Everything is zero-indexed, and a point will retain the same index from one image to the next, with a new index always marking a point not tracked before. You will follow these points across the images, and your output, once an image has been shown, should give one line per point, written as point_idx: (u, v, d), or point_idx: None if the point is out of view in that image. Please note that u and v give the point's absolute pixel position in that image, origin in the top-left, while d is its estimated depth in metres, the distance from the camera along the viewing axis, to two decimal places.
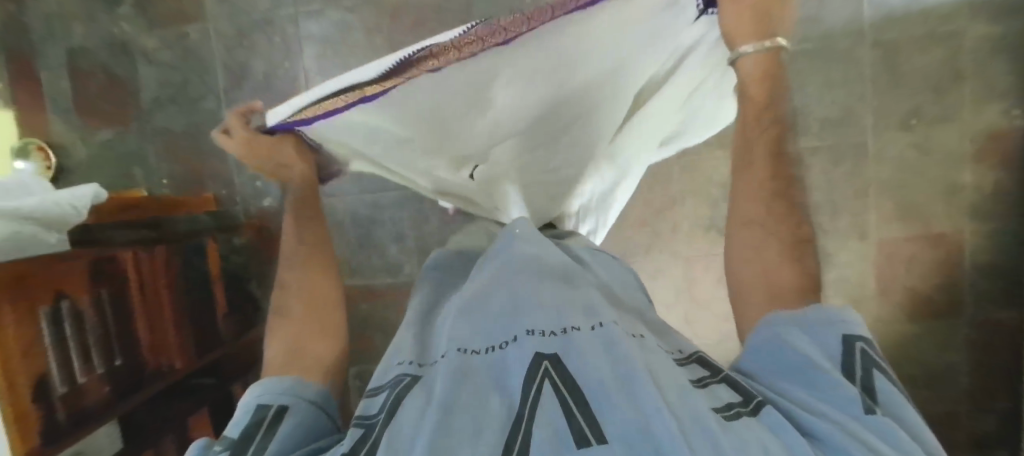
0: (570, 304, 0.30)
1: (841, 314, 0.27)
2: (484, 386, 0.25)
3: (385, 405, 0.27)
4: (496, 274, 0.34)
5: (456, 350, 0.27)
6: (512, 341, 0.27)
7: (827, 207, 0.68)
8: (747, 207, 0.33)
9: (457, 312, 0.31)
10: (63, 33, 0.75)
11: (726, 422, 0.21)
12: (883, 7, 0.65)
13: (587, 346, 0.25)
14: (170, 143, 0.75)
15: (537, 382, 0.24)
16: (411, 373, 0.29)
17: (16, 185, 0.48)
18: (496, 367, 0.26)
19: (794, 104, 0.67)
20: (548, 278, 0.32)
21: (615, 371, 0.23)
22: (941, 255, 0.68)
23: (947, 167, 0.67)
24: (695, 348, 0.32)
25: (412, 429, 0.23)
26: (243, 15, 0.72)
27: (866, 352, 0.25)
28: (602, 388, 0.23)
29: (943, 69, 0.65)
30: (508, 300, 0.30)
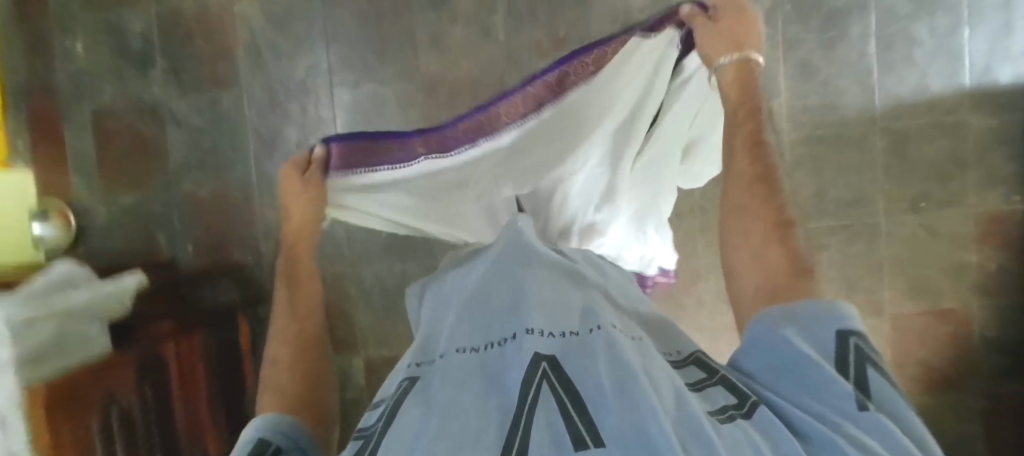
0: (564, 308, 0.28)
1: (833, 307, 0.24)
2: (482, 388, 0.23)
3: (386, 413, 0.26)
4: (491, 271, 0.33)
5: (456, 350, 0.27)
6: (511, 339, 0.26)
7: (845, 283, 0.71)
8: (736, 195, 0.32)
9: (459, 312, 0.30)
10: (91, 94, 0.74)
11: (717, 425, 0.19)
12: (894, 98, 0.69)
13: (588, 349, 0.24)
14: (198, 208, 0.74)
15: (534, 384, 0.22)
16: (410, 376, 0.28)
17: (62, 278, 0.48)
18: (484, 367, 0.24)
19: (814, 185, 0.70)
20: (552, 278, 0.31)
21: (618, 371, 0.21)
22: (950, 331, 0.71)
23: (956, 247, 0.70)
24: (694, 349, 0.30)
25: (410, 427, 0.21)
26: (276, 83, 0.72)
27: (861, 348, 0.22)
28: (599, 391, 0.21)
29: (946, 157, 0.69)
30: (508, 299, 0.29)
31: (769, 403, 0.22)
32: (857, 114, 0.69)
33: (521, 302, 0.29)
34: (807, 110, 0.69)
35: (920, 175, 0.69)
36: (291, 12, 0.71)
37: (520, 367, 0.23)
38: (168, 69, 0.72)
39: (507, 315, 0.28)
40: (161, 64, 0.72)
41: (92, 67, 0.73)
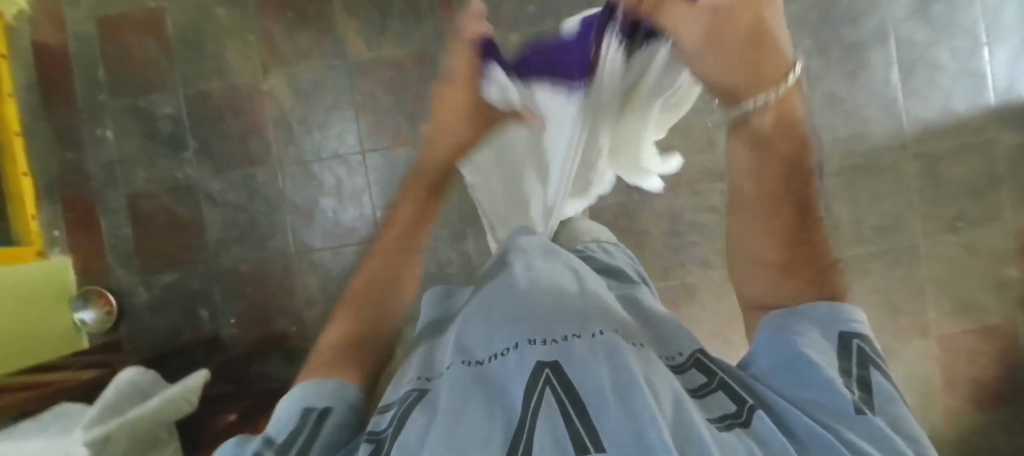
0: (568, 306, 0.24)
1: (841, 311, 0.24)
2: (482, 399, 0.19)
3: (395, 419, 0.22)
4: (493, 288, 0.27)
5: (459, 362, 0.22)
6: (512, 348, 0.21)
7: (889, 307, 0.71)
8: (752, 243, 0.29)
9: (464, 319, 0.26)
10: (124, 179, 0.74)
11: (719, 432, 0.17)
12: (921, 122, 0.69)
13: (590, 352, 0.20)
14: (237, 283, 0.74)
15: (535, 392, 0.18)
16: (418, 388, 0.24)
17: (129, 387, 0.47)
18: (465, 385, 0.20)
19: (850, 213, 0.70)
20: (563, 287, 0.26)
21: (626, 374, 0.18)
22: (997, 346, 0.71)
23: (995, 264, 0.70)
24: (695, 347, 0.27)
25: (413, 439, 0.18)
26: (308, 153, 0.73)
27: (864, 350, 0.22)
28: (601, 397, 0.17)
29: (979, 176, 0.69)
30: (509, 308, 0.24)
31: (769, 406, 0.20)
32: (887, 140, 0.69)
33: (521, 305, 0.24)
34: (837, 138, 0.69)
35: (954, 196, 0.70)
36: (319, 84, 0.73)
37: (519, 380, 0.19)
38: (200, 149, 0.73)
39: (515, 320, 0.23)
40: (193, 145, 0.73)
41: (124, 152, 0.74)
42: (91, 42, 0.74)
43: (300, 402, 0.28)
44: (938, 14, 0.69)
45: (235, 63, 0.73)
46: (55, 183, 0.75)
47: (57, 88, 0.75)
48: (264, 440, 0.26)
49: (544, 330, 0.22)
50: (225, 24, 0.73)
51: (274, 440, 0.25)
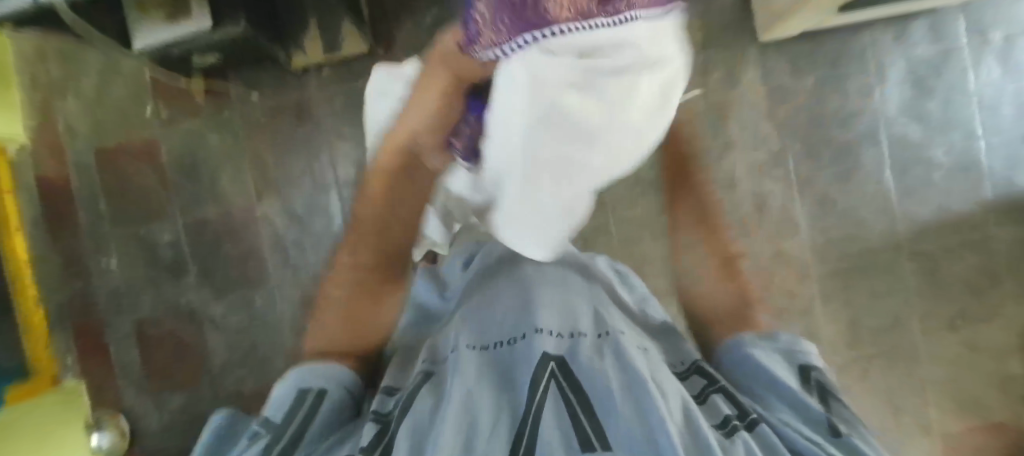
0: (580, 316, 0.35)
1: (800, 347, 0.34)
2: (506, 384, 0.29)
3: (400, 402, 0.30)
4: (510, 283, 0.39)
5: (468, 347, 0.33)
6: (523, 338, 0.32)
7: (891, 409, 0.70)
8: None
9: (481, 316, 0.37)
10: (132, 305, 0.77)
11: (724, 438, 0.24)
12: (916, 222, 0.67)
13: (593, 349, 0.30)
14: (241, 403, 0.76)
15: (544, 383, 0.27)
16: (426, 368, 0.34)
17: None
18: (492, 365, 0.31)
19: (846, 316, 0.69)
20: (560, 289, 0.38)
21: (626, 370, 0.28)
22: (1004, 443, 0.69)
23: (998, 361, 0.68)
24: (695, 358, 0.36)
25: (423, 416, 0.27)
26: (305, 276, 0.74)
27: (822, 381, 0.31)
28: (609, 395, 0.26)
29: (978, 273, 0.67)
30: (522, 309, 0.35)
31: (765, 419, 0.27)
32: (882, 240, 0.67)
33: (532, 308, 0.35)
34: (831, 242, 0.68)
35: (952, 296, 0.68)
36: (312, 207, 0.74)
37: (535, 364, 0.29)
38: (201, 274, 0.76)
39: (532, 317, 0.34)
40: (195, 271, 0.76)
41: (131, 280, 0.77)
42: (91, 172, 0.77)
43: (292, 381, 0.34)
44: (932, 112, 0.66)
45: (230, 189, 0.75)
46: (66, 311, 0.78)
47: (63, 218, 0.78)
48: (264, 423, 0.31)
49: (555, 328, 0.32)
50: (218, 151, 0.74)
51: (272, 422, 0.30)
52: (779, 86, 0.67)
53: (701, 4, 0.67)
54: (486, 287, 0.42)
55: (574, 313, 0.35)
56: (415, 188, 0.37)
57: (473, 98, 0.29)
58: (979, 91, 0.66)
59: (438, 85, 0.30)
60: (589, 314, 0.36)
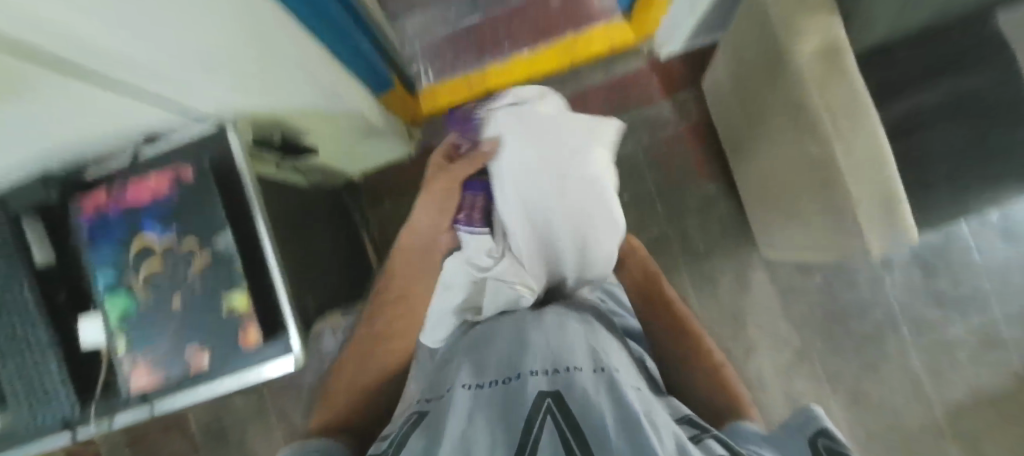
0: (575, 352, 0.36)
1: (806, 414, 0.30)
2: (497, 416, 0.30)
3: (394, 440, 0.32)
4: (511, 326, 0.42)
5: (464, 386, 0.34)
6: (518, 376, 0.34)
7: None
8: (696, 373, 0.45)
9: (473, 362, 0.38)
10: None
11: None
12: (949, 402, 0.67)
13: (587, 383, 0.32)
14: None
15: (541, 418, 0.29)
16: (420, 409, 0.35)
17: None
18: (483, 399, 0.32)
19: None
20: (552, 330, 0.40)
21: (613, 413, 0.29)
22: None
23: None
24: (686, 412, 0.36)
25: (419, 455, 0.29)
26: None
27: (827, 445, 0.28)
28: (603, 435, 0.27)
29: None
30: (515, 350, 0.37)
31: None
32: (920, 427, 0.67)
33: (525, 351, 0.37)
34: (870, 433, 0.67)
35: None
36: None
37: (529, 400, 0.30)
38: None
39: (521, 358, 0.36)
40: None
41: None
42: (118, 443, 0.77)
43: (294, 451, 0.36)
44: (946, 292, 0.67)
45: (259, 445, 0.74)
46: None
47: None
48: None
49: (548, 366, 0.34)
50: (246, 411, 0.75)
51: None
52: (789, 285, 0.68)
53: (700, 218, 0.69)
54: (464, 342, 0.44)
55: (574, 350, 0.36)
56: (435, 268, 0.55)
57: (470, 183, 0.57)
58: (985, 265, 0.67)
59: (448, 178, 0.55)
60: (586, 351, 0.37)
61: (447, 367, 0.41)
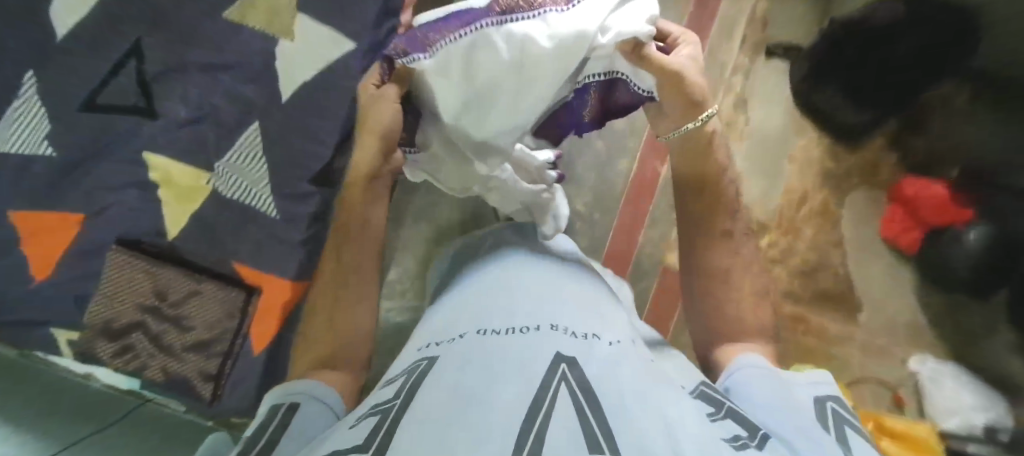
0: (593, 321, 0.30)
1: (811, 379, 0.30)
2: (507, 367, 0.24)
3: (405, 385, 0.25)
4: (523, 262, 0.39)
5: (476, 331, 0.28)
6: (534, 328, 0.28)
7: None
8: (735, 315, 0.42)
9: (493, 302, 0.33)
10: None
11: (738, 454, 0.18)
12: None
13: (605, 353, 0.25)
14: None
15: (553, 380, 0.22)
16: (430, 357, 0.28)
17: None
18: (494, 349, 0.26)
19: None
20: (572, 288, 0.35)
21: (634, 386, 0.22)
22: None
23: None
24: (700, 381, 0.28)
25: (422, 413, 0.21)
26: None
27: (838, 409, 0.27)
28: (623, 410, 0.20)
29: None
30: (535, 298, 0.32)
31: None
32: None
33: (545, 300, 0.32)
34: None
35: None
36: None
37: (541, 365, 0.23)
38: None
39: (537, 310, 0.30)
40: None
41: None
42: None
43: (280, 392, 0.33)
44: None
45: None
46: None
47: None
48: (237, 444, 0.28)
49: (567, 325, 0.28)
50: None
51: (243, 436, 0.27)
52: None
53: None
54: (483, 281, 0.38)
55: (597, 321, 0.30)
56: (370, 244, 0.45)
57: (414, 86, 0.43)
58: None
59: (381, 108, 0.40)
60: (610, 321, 0.31)
61: (456, 314, 0.34)
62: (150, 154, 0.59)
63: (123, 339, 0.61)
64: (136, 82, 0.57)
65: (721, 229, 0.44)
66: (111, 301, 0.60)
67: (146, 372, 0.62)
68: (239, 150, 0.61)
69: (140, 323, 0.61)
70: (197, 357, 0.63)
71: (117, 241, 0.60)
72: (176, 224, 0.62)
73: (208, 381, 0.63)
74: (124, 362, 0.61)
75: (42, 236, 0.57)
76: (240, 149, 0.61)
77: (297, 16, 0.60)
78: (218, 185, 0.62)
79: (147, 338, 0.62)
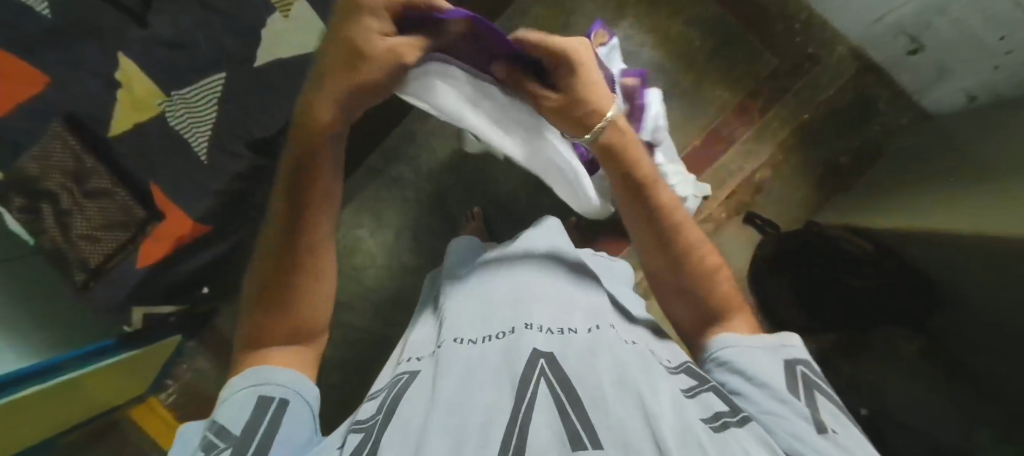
0: (572, 311, 0.32)
1: (788, 341, 0.37)
2: (483, 376, 0.25)
3: (383, 406, 0.27)
4: (519, 250, 0.42)
5: (452, 339, 0.30)
6: (509, 331, 0.29)
7: None
8: (707, 292, 0.43)
9: (467, 306, 0.34)
10: None
11: (718, 436, 0.22)
12: None
13: (582, 344, 0.27)
14: None
15: (532, 381, 0.24)
16: (409, 374, 0.31)
17: None
18: (468, 356, 0.28)
19: None
20: (547, 274, 0.37)
21: (616, 379, 0.24)
22: None
23: None
24: (685, 361, 0.32)
25: (409, 430, 0.23)
26: None
27: (805, 371, 0.35)
28: (601, 395, 0.23)
29: None
30: (512, 294, 0.34)
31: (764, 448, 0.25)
32: None
33: (521, 295, 0.34)
34: None
35: None
36: None
37: (522, 360, 0.25)
38: None
39: (513, 309, 0.32)
40: None
41: None
42: None
43: (252, 384, 0.33)
44: None
45: None
46: None
47: None
48: (220, 437, 0.30)
49: (541, 323, 0.30)
50: None
51: (229, 436, 0.30)
52: None
53: None
54: (483, 271, 0.40)
55: (572, 311, 0.32)
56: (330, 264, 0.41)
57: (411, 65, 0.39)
58: None
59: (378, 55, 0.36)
60: (587, 305, 0.33)
61: (443, 315, 0.36)
62: (125, 57, 0.55)
63: (35, 201, 0.60)
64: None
65: (671, 198, 0.46)
66: (40, 163, 0.58)
67: (43, 235, 0.63)
68: (194, 92, 0.57)
69: (56, 194, 0.60)
70: (90, 245, 0.63)
71: (66, 117, 0.56)
72: (121, 124, 0.57)
73: (82, 272, 0.65)
74: (27, 221, 0.61)
75: (18, 88, 0.54)
76: (200, 90, 0.57)
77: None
78: (170, 111, 0.57)
79: (54, 212, 0.61)
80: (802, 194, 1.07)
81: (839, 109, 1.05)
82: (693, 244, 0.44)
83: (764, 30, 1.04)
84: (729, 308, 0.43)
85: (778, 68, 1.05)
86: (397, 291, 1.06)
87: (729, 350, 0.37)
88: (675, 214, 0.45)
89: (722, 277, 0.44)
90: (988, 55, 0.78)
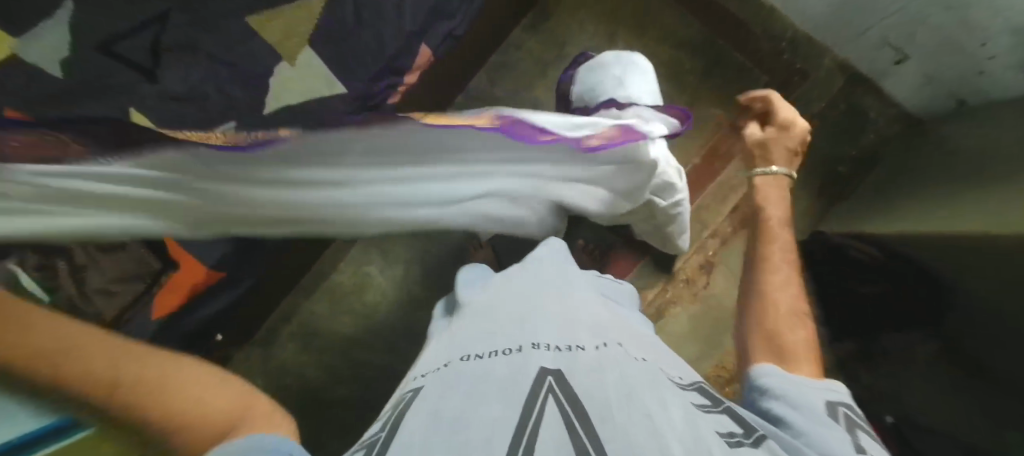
0: (579, 329, 0.33)
1: (834, 386, 0.36)
2: (489, 391, 0.27)
3: (388, 423, 0.28)
4: (524, 273, 0.44)
5: (461, 359, 0.31)
6: (517, 349, 0.30)
7: None
8: (783, 331, 0.43)
9: (475, 328, 0.36)
10: None
11: (732, 449, 0.23)
12: None
13: (588, 360, 0.28)
14: None
15: (540, 396, 0.25)
16: (414, 391, 0.32)
17: None
18: (477, 375, 0.29)
19: None
20: (554, 295, 0.38)
21: (624, 393, 0.25)
22: None
23: None
24: (695, 382, 0.33)
25: (411, 438, 0.24)
26: None
27: (845, 409, 0.34)
28: (608, 408, 0.24)
29: None
30: (519, 315, 0.35)
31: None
32: None
33: (529, 315, 0.35)
34: None
35: None
36: None
37: (531, 379, 0.27)
38: None
39: (520, 328, 0.33)
40: None
41: None
42: None
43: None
44: None
45: None
46: None
47: None
48: None
49: (549, 341, 0.31)
50: None
51: None
52: None
53: None
54: (489, 293, 0.42)
55: (580, 329, 0.33)
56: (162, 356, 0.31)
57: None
58: None
59: None
60: (595, 324, 0.34)
61: (450, 336, 0.38)
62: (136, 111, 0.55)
63: None
64: (150, 42, 0.55)
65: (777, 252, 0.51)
66: None
67: None
68: None
69: None
70: None
71: None
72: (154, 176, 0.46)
73: None
74: None
75: None
76: None
77: (308, 49, 0.63)
78: None
79: None
80: (804, 204, 1.08)
81: (833, 119, 1.07)
82: (774, 291, 0.47)
83: (753, 48, 1.08)
84: (802, 354, 0.41)
85: (769, 83, 1.08)
86: (408, 325, 1.07)
87: (774, 380, 0.37)
88: (768, 264, 0.49)
89: (805, 330, 0.43)
90: (972, 61, 0.80)
